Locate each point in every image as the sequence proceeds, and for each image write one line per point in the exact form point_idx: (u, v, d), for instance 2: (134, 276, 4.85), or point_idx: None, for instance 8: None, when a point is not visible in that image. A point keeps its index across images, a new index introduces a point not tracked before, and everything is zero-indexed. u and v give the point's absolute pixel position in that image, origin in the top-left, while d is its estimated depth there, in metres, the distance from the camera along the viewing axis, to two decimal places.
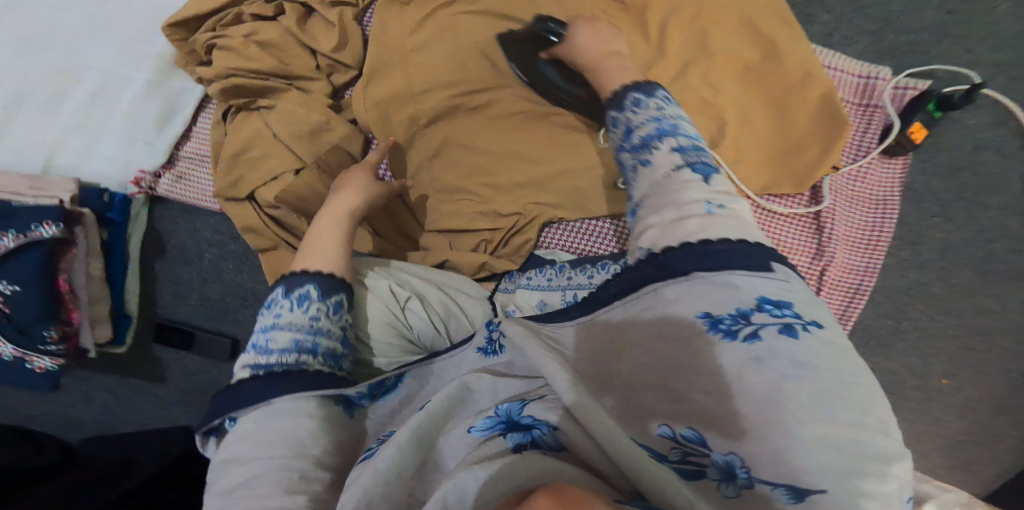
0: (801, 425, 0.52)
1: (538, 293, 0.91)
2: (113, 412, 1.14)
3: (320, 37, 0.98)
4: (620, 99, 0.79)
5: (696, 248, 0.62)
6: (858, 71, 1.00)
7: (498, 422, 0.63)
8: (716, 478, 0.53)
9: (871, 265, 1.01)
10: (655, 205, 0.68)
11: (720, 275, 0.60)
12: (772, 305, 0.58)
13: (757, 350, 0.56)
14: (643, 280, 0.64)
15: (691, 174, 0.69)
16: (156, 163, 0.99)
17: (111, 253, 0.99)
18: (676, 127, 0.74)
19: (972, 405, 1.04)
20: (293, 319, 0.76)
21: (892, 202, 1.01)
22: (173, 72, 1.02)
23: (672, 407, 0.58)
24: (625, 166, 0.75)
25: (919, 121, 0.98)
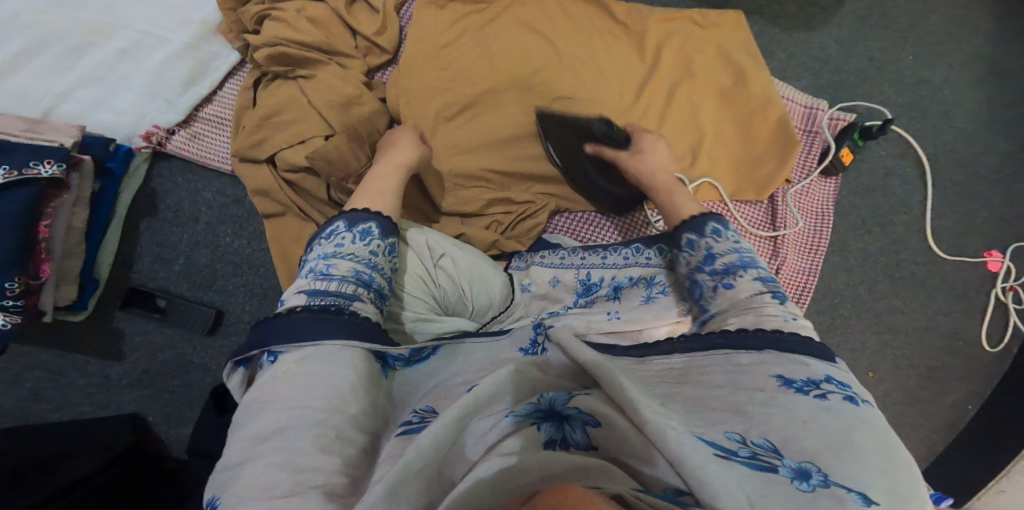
0: (866, 456, 0.58)
1: (551, 270, 0.99)
2: (46, 397, 0.98)
3: (364, 21, 0.98)
4: (697, 225, 0.85)
5: (769, 334, 0.69)
6: (803, 102, 1.13)
7: (540, 410, 0.64)
8: (789, 477, 0.56)
9: (812, 267, 1.13)
10: (736, 315, 0.75)
11: (792, 354, 0.67)
12: (836, 381, 0.65)
13: (826, 404, 0.62)
14: (715, 344, 0.70)
15: (769, 297, 0.75)
16: (172, 120, 0.95)
17: (98, 207, 0.91)
18: (753, 260, 0.81)
19: (892, 397, 1.16)
20: (352, 251, 0.80)
21: (829, 214, 1.14)
22: (212, 39, 0.99)
23: (743, 421, 0.61)
24: (700, 285, 0.81)
25: (848, 147, 1.11)
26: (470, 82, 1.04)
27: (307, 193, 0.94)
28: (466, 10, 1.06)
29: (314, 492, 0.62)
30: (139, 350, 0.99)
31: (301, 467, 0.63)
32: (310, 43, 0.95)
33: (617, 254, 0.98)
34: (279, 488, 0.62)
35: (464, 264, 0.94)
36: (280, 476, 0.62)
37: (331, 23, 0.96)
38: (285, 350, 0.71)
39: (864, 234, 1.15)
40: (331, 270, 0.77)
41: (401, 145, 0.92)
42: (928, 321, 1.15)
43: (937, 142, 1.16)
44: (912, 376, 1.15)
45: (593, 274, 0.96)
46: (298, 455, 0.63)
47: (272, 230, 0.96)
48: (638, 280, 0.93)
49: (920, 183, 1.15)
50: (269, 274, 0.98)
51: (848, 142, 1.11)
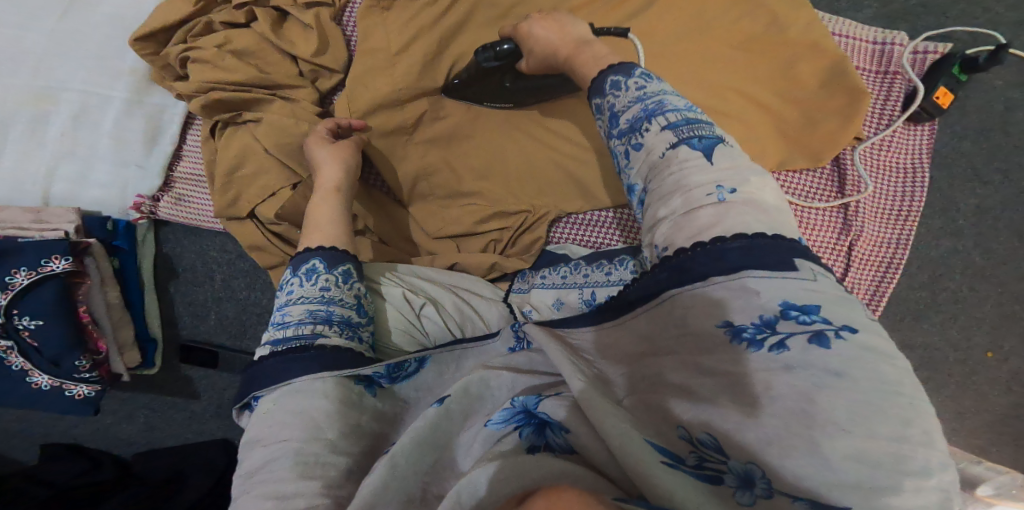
0: (828, 438, 0.44)
1: (553, 291, 0.87)
2: (158, 428, 1.15)
3: (301, 42, 0.94)
4: (600, 85, 0.67)
5: (706, 247, 0.52)
6: (872, 38, 0.88)
7: (515, 414, 0.59)
8: (733, 487, 0.46)
9: (903, 236, 0.89)
10: (661, 198, 0.57)
11: (738, 278, 0.50)
12: (798, 311, 0.48)
13: (787, 361, 0.47)
14: (659, 286, 0.54)
15: (690, 151, 0.57)
16: (152, 186, 0.98)
17: (124, 278, 1.00)
18: (663, 104, 0.61)
19: (1019, 378, 0.92)
20: (305, 293, 0.74)
21: (922, 169, 0.89)
22: (150, 88, 0.99)
23: (693, 408, 0.51)
24: (616, 157, 0.64)
25: (945, 86, 0.86)
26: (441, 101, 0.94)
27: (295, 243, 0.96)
28: (419, 7, 0.93)
29: None
30: (207, 390, 1.11)
31: (283, 495, 0.59)
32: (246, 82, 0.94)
33: (624, 269, 0.81)
34: None
35: (449, 306, 0.86)
36: (263, 505, 0.59)
37: (263, 53, 0.94)
38: (265, 392, 0.67)
39: (983, 187, 0.90)
40: (289, 315, 0.72)
41: (326, 164, 0.88)
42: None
43: None
44: None
45: (597, 294, 0.81)
46: (278, 484, 0.60)
47: (276, 279, 0.99)
48: None
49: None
50: None
51: (943, 80, 0.86)
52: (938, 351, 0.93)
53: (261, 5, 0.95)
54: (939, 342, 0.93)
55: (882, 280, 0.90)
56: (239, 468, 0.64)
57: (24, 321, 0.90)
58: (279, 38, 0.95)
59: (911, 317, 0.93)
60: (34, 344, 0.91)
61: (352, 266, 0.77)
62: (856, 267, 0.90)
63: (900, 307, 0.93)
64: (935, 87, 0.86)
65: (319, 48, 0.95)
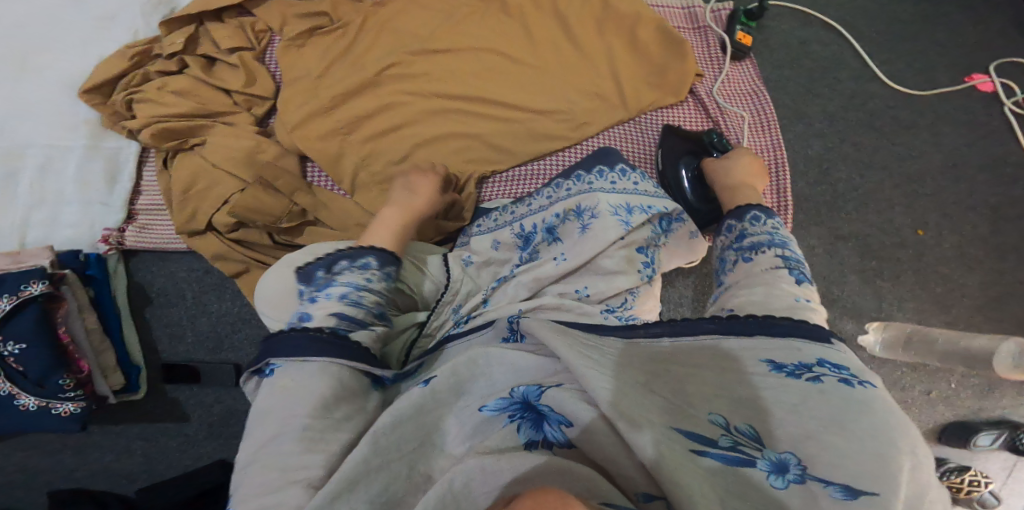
0: (854, 438, 0.58)
1: (487, 236, 1.00)
2: (156, 459, 1.18)
3: (230, 78, 1.06)
4: (741, 211, 0.87)
5: (759, 318, 0.70)
6: (678, 5, 1.11)
7: (514, 403, 0.66)
8: (767, 471, 0.58)
9: (773, 143, 1.02)
10: (746, 287, 0.78)
11: (786, 340, 0.68)
12: (830, 364, 0.66)
13: (820, 388, 0.63)
14: (701, 330, 0.71)
15: (788, 274, 0.78)
16: (117, 219, 1.07)
17: (100, 307, 1.07)
18: (784, 243, 0.82)
19: (966, 249, 1.00)
20: (372, 285, 0.82)
21: (762, 89, 1.06)
22: (104, 134, 1.10)
23: (732, 407, 0.63)
24: (725, 261, 0.85)
25: (742, 31, 1.07)
26: (361, 112, 1.03)
27: (253, 244, 1.06)
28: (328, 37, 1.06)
29: (297, 489, 0.63)
30: (197, 409, 1.16)
31: (288, 465, 0.65)
32: (186, 113, 1.04)
33: (542, 197, 0.99)
34: (269, 484, 0.64)
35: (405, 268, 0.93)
36: (272, 475, 0.64)
37: (198, 89, 1.05)
38: (283, 362, 0.73)
39: (815, 98, 1.08)
40: (360, 300, 0.79)
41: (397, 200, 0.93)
42: (951, 159, 1.05)
43: (836, 7, 1.14)
44: (977, 222, 1.01)
45: (525, 223, 0.97)
46: (287, 455, 0.65)
47: (244, 284, 1.08)
48: (566, 214, 0.94)
49: (841, 40, 1.12)
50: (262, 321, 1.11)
51: (738, 26, 1.07)
52: (872, 238, 1.01)
53: (191, 53, 1.08)
54: (865, 229, 1.01)
55: (778, 177, 1.00)
56: (248, 438, 0.69)
57: (9, 347, 0.97)
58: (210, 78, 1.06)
59: (823, 210, 1.02)
60: (20, 368, 0.98)
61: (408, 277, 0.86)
62: None
63: (810, 205, 1.03)
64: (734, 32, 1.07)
65: (248, 80, 1.06)
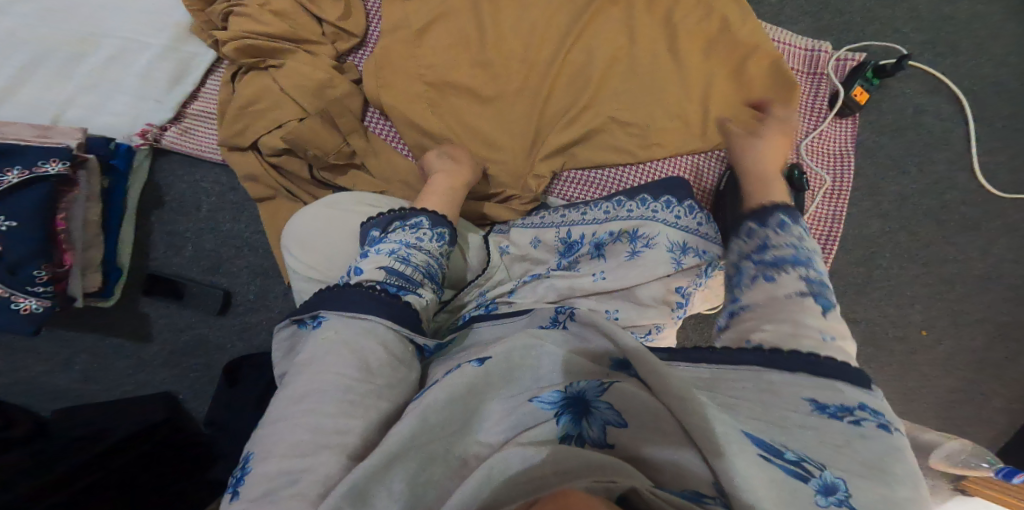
0: (891, 481, 0.57)
1: (530, 231, 1.00)
2: (93, 378, 1.06)
3: (329, 8, 1.03)
4: (765, 214, 0.84)
5: (795, 353, 0.66)
6: (804, 45, 1.06)
7: (567, 398, 0.64)
8: (815, 490, 0.56)
9: (836, 216, 1.03)
10: (770, 319, 0.72)
11: (829, 380, 0.64)
12: (872, 410, 0.63)
13: (861, 432, 0.60)
14: (745, 361, 0.67)
15: (813, 303, 0.72)
16: (164, 118, 1.03)
17: (110, 200, 1.00)
18: (809, 260, 0.77)
19: (955, 358, 1.05)
20: (425, 245, 0.85)
21: (849, 156, 1.04)
22: (188, 39, 1.05)
23: (776, 431, 0.61)
24: (743, 273, 0.80)
25: (861, 86, 1.04)
26: (452, 71, 1.02)
27: (293, 175, 1.02)
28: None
29: (327, 452, 0.63)
30: (163, 332, 1.06)
31: (322, 426, 0.65)
32: (276, 34, 1.01)
33: (596, 209, 0.98)
34: (298, 444, 0.64)
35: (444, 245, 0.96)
36: (302, 435, 0.64)
37: (295, 15, 1.02)
38: (331, 317, 0.74)
39: (900, 175, 1.06)
40: (410, 258, 0.82)
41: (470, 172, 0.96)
42: (991, 271, 1.05)
43: (972, 77, 1.08)
44: (979, 335, 1.05)
45: (573, 231, 0.97)
46: (323, 416, 0.65)
47: (264, 212, 1.03)
48: (619, 234, 0.94)
49: (958, 118, 1.07)
50: (270, 254, 1.05)
51: (859, 81, 1.04)
52: (878, 326, 1.05)
53: None
54: (878, 317, 1.05)
55: (822, 250, 1.03)
56: (283, 390, 0.69)
57: None
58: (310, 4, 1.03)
59: (852, 292, 1.05)
60: None
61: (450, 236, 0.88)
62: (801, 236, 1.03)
63: (842, 283, 1.05)
64: (850, 87, 1.04)
65: (344, 14, 1.04)
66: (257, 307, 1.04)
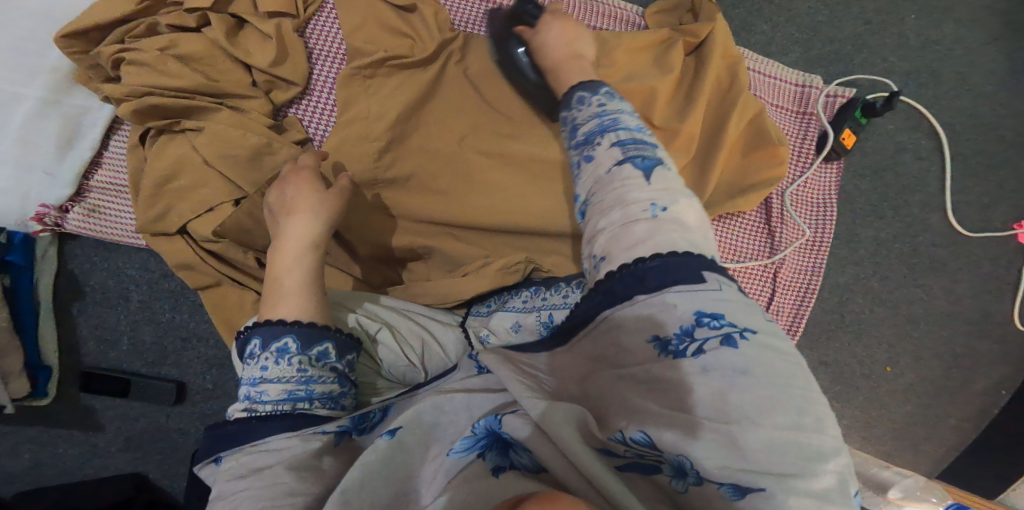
0: (749, 428, 0.44)
1: (511, 315, 0.84)
2: (48, 463, 1.00)
3: (255, 51, 0.88)
4: (567, 101, 0.67)
5: (632, 270, 0.51)
6: (793, 79, 0.99)
7: (476, 441, 0.54)
8: (670, 475, 0.47)
9: (817, 266, 0.99)
10: (599, 213, 0.54)
11: (655, 297, 0.49)
12: (709, 316, 0.48)
13: (703, 363, 0.47)
14: (596, 309, 0.53)
15: (634, 169, 0.55)
16: (62, 196, 0.87)
17: (15, 296, 0.88)
18: (618, 121, 0.60)
19: (914, 390, 1.08)
20: (278, 374, 0.67)
21: (832, 204, 1.00)
22: (72, 88, 0.88)
23: (630, 414, 0.49)
24: (571, 167, 0.62)
25: (850, 128, 0.98)
26: (415, 174, 0.90)
27: (232, 263, 0.89)
28: (391, 66, 0.91)
29: None
30: (115, 420, 0.99)
31: None
32: (189, 88, 0.85)
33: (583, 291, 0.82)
34: None
35: (404, 331, 0.84)
36: None
37: (213, 59, 0.86)
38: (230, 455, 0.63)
39: (877, 219, 1.04)
40: (263, 399, 0.66)
41: (294, 211, 0.80)
42: (952, 307, 1.06)
43: (952, 110, 1.04)
44: (937, 366, 1.07)
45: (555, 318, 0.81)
46: None
47: (208, 301, 0.92)
48: None
49: (937, 156, 1.04)
50: (221, 343, 0.95)
51: (848, 122, 0.98)
52: (847, 366, 1.07)
53: (216, 9, 0.87)
54: (846, 359, 1.07)
55: (800, 304, 1.00)
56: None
57: None
58: (232, 45, 0.87)
59: (823, 336, 1.06)
60: None
61: (329, 344, 0.70)
62: (780, 292, 0.99)
63: (814, 329, 1.05)
64: (840, 128, 0.97)
65: (275, 58, 0.88)
66: (215, 395, 0.97)
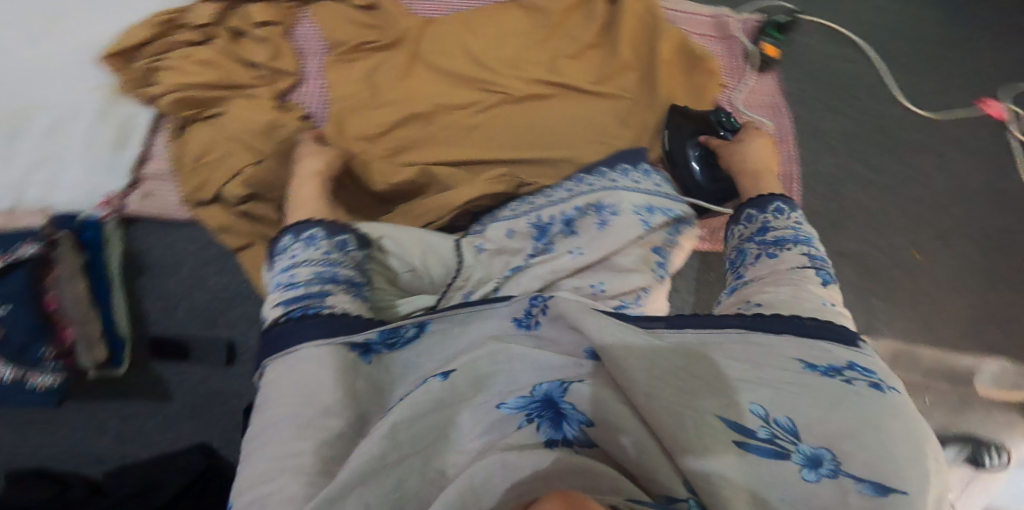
0: (887, 441, 0.58)
1: (503, 223, 1.01)
2: (129, 440, 1.08)
3: (256, 52, 1.09)
4: (763, 201, 0.93)
5: (804, 320, 0.71)
6: (708, 14, 1.21)
7: (535, 402, 0.62)
8: (801, 463, 0.57)
9: (789, 156, 1.14)
10: (773, 285, 0.79)
11: (816, 342, 0.68)
12: (861, 367, 0.65)
13: (856, 391, 0.62)
14: (806, 329, 0.69)
15: (815, 276, 0.80)
16: (120, 184, 1.06)
17: (92, 272, 1.03)
18: (807, 240, 0.86)
19: None
20: (309, 258, 0.83)
21: (782, 106, 1.17)
22: (118, 100, 1.09)
23: (773, 397, 0.61)
24: (746, 252, 0.89)
25: (770, 43, 1.18)
26: (409, 121, 1.06)
27: (262, 218, 1.03)
28: (367, 49, 1.11)
29: (291, 476, 0.60)
30: (181, 387, 1.10)
31: (282, 454, 0.62)
32: (206, 83, 1.05)
33: (565, 190, 1.02)
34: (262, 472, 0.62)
35: (402, 237, 0.96)
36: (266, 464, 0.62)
37: (223, 61, 1.07)
38: (273, 361, 0.71)
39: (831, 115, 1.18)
40: (297, 279, 0.79)
41: (309, 156, 0.96)
42: None
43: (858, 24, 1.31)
44: None
45: (542, 215, 1.00)
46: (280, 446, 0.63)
47: (247, 260, 1.05)
48: (585, 208, 0.98)
49: None
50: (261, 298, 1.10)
51: (765, 39, 1.19)
52: None
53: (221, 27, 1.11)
54: None
55: (797, 190, 1.05)
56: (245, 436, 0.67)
57: None
58: (237, 50, 1.09)
59: None
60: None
61: (350, 237, 0.87)
62: None
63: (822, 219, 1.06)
64: (760, 43, 1.18)
65: (273, 56, 1.09)
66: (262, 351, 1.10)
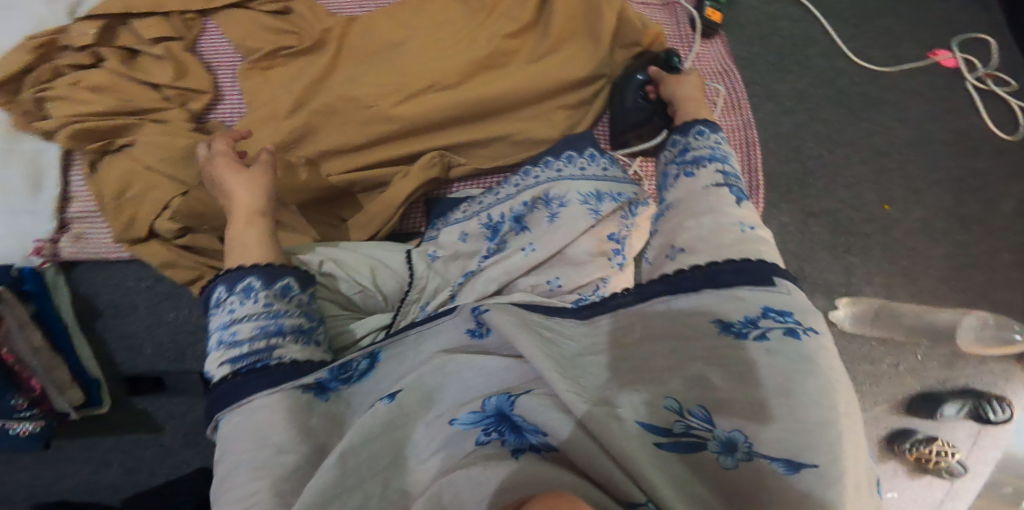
0: (804, 404, 0.55)
1: (453, 230, 0.96)
2: (136, 468, 1.12)
3: (157, 72, 1.04)
4: (688, 128, 0.86)
5: (715, 266, 0.67)
6: None
7: (488, 417, 0.58)
8: (717, 452, 0.55)
9: (743, 120, 1.13)
10: (692, 213, 0.74)
11: (729, 288, 0.64)
12: (775, 311, 0.62)
13: (768, 344, 0.59)
14: (723, 277, 0.65)
15: (729, 193, 0.75)
16: (49, 228, 1.02)
17: (45, 321, 1.01)
18: (725, 156, 0.81)
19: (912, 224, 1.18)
20: (248, 311, 0.70)
21: (731, 69, 1.16)
22: (17, 137, 1.01)
23: (687, 385, 0.59)
24: (668, 177, 0.83)
25: (711, 8, 1.16)
26: (333, 125, 1.01)
27: (204, 249, 1.02)
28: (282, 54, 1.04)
29: None
30: (168, 419, 1.12)
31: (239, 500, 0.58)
32: (108, 111, 1.00)
33: (508, 187, 0.97)
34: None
35: (348, 260, 0.91)
36: None
37: (119, 84, 1.02)
38: (226, 415, 0.64)
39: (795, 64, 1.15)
40: (238, 335, 0.68)
41: (240, 189, 0.85)
42: None
43: None
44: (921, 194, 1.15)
45: (492, 214, 0.94)
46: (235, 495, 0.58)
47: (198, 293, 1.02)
48: (534, 202, 0.92)
49: (810, 19, 1.30)
50: None
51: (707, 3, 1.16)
52: None
53: (106, 46, 1.04)
54: None
55: (750, 158, 1.11)
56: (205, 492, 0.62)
57: None
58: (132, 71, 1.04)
59: None
60: None
61: (292, 279, 0.74)
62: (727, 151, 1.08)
63: None
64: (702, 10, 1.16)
65: (177, 74, 1.04)
66: None
